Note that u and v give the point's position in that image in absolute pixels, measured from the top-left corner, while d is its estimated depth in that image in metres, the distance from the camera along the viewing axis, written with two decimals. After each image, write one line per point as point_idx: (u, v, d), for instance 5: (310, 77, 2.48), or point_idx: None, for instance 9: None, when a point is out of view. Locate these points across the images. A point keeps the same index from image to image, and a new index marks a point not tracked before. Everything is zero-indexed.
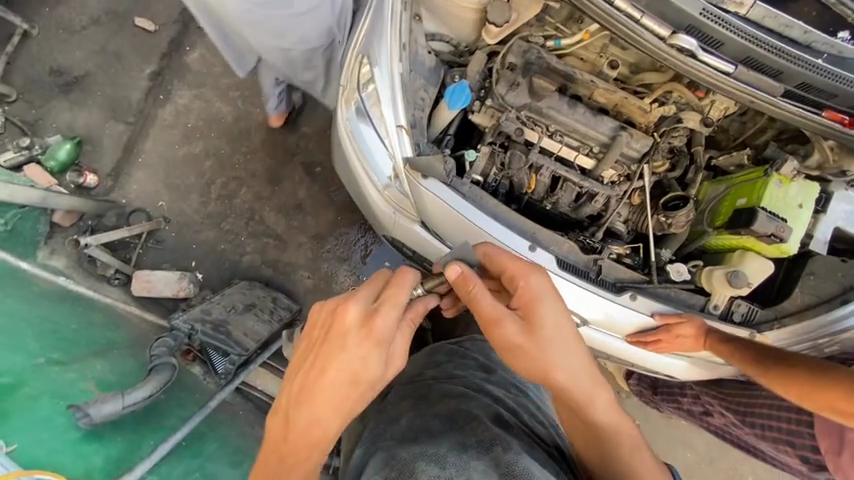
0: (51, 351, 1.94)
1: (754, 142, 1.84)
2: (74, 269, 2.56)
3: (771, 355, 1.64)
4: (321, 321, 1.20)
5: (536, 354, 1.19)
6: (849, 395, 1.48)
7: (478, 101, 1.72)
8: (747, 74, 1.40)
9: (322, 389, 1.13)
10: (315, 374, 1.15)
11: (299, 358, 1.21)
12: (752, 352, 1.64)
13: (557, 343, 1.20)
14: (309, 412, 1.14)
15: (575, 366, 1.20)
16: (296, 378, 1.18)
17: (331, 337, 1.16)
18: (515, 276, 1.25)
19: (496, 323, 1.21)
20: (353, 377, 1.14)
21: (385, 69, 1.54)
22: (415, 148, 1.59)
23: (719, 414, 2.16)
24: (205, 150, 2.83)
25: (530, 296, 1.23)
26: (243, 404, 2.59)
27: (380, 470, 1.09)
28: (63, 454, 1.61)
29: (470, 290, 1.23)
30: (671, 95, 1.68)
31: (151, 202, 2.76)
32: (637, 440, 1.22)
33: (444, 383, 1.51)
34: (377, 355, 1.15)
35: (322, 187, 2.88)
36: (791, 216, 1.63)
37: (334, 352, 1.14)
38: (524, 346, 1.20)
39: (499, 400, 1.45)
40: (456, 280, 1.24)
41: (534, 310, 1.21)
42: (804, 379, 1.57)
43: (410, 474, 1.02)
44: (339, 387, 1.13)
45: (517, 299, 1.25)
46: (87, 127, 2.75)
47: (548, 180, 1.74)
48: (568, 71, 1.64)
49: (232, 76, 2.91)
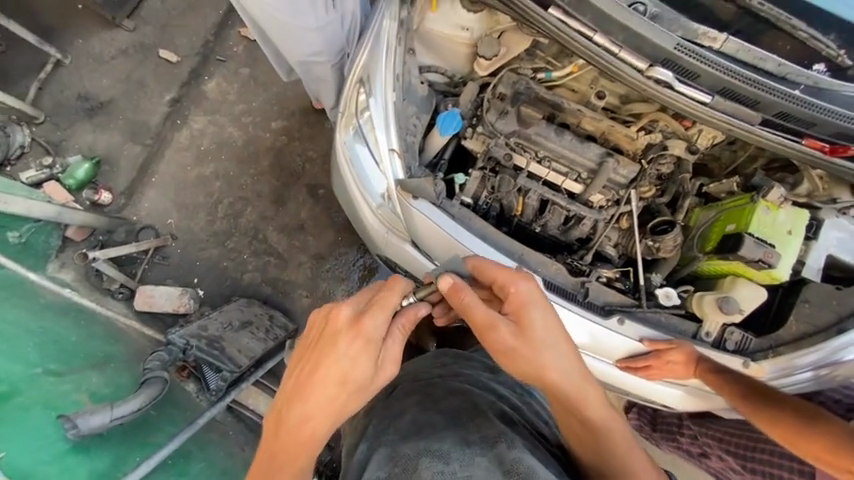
0: (50, 362, 1.99)
1: (743, 170, 1.88)
2: (81, 283, 2.62)
3: (760, 394, 1.56)
4: (317, 323, 1.20)
5: (532, 358, 1.17)
6: (838, 447, 1.37)
7: (470, 128, 1.81)
8: (723, 104, 1.48)
9: (315, 388, 1.11)
10: (307, 374, 1.14)
11: (294, 359, 1.20)
12: (737, 385, 1.59)
13: (550, 346, 1.19)
14: (301, 412, 1.11)
15: (573, 370, 1.18)
16: (289, 378, 1.16)
17: (325, 337, 1.16)
18: (505, 282, 1.26)
19: (490, 327, 1.21)
20: (344, 377, 1.12)
21: (379, 99, 1.64)
22: (407, 171, 1.65)
23: (717, 457, 2.08)
24: (215, 172, 2.95)
25: (519, 300, 1.23)
26: (234, 424, 2.53)
27: (384, 463, 1.04)
28: (48, 465, 1.63)
29: (463, 298, 1.24)
30: (657, 124, 1.74)
31: (160, 219, 2.86)
32: (638, 447, 1.20)
33: (448, 376, 1.44)
34: (369, 356, 1.15)
35: (324, 209, 2.95)
36: (780, 241, 1.67)
37: (327, 353, 1.13)
38: (519, 349, 1.18)
39: (502, 396, 1.38)
40: (448, 290, 1.26)
41: (528, 315, 1.21)
42: (791, 421, 1.48)
43: (414, 471, 1.00)
44: (331, 386, 1.12)
45: (508, 304, 1.24)
46: (107, 148, 2.92)
47: (537, 203, 1.79)
48: (556, 101, 1.72)
49: (245, 103, 3.06)
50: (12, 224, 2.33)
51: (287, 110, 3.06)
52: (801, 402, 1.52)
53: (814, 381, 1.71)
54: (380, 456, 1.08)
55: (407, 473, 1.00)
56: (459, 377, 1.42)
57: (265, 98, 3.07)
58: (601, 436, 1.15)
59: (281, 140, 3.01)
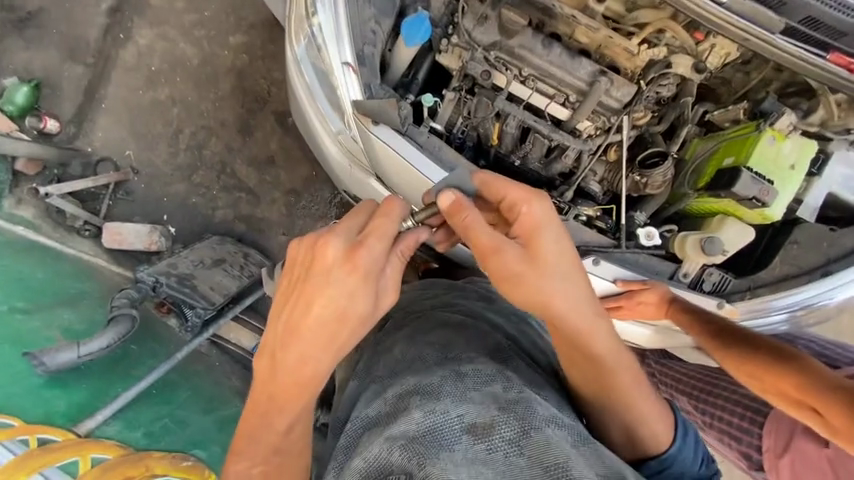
0: (16, 299, 1.87)
1: (755, 95, 1.64)
2: (43, 219, 2.40)
3: (731, 336, 1.59)
4: (302, 256, 1.00)
5: (540, 285, 1.04)
6: (794, 380, 1.43)
7: (445, 39, 1.53)
8: (742, 3, 1.22)
9: (306, 327, 0.96)
10: (297, 313, 0.97)
11: (280, 298, 1.03)
12: (710, 328, 1.61)
13: (559, 274, 1.05)
14: (296, 353, 0.97)
15: (582, 299, 1.07)
16: (278, 318, 1.00)
17: (313, 272, 0.97)
18: (516, 202, 1.09)
19: (494, 252, 1.05)
20: (339, 314, 0.96)
21: (328, 2, 1.39)
22: (366, 90, 1.42)
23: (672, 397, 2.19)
24: (171, 96, 2.60)
25: (530, 223, 1.07)
26: (219, 357, 2.52)
27: (373, 402, 1.00)
28: (22, 398, 1.63)
29: (465, 218, 1.07)
30: (664, 36, 1.47)
31: (118, 151, 2.57)
32: (636, 373, 1.15)
33: (441, 306, 1.33)
34: (367, 290, 0.97)
35: (296, 140, 2.65)
36: (779, 177, 1.52)
37: (317, 288, 0.96)
38: (525, 277, 1.03)
39: (501, 324, 1.27)
40: (449, 208, 1.09)
41: (539, 239, 1.06)
42: (755, 362, 1.53)
43: (404, 410, 0.92)
44: (324, 325, 0.96)
45: (517, 227, 1.08)
46: (45, 68, 2.53)
47: (516, 131, 1.59)
48: (547, 4, 1.44)
49: (195, 13, 2.61)
50: None
51: (246, 22, 2.62)
52: (772, 344, 1.54)
53: (788, 325, 1.68)
54: (368, 394, 1.06)
55: (398, 410, 0.93)
56: (452, 307, 1.32)
57: (219, 5, 2.61)
58: (602, 363, 1.10)
59: (242, 59, 2.62)
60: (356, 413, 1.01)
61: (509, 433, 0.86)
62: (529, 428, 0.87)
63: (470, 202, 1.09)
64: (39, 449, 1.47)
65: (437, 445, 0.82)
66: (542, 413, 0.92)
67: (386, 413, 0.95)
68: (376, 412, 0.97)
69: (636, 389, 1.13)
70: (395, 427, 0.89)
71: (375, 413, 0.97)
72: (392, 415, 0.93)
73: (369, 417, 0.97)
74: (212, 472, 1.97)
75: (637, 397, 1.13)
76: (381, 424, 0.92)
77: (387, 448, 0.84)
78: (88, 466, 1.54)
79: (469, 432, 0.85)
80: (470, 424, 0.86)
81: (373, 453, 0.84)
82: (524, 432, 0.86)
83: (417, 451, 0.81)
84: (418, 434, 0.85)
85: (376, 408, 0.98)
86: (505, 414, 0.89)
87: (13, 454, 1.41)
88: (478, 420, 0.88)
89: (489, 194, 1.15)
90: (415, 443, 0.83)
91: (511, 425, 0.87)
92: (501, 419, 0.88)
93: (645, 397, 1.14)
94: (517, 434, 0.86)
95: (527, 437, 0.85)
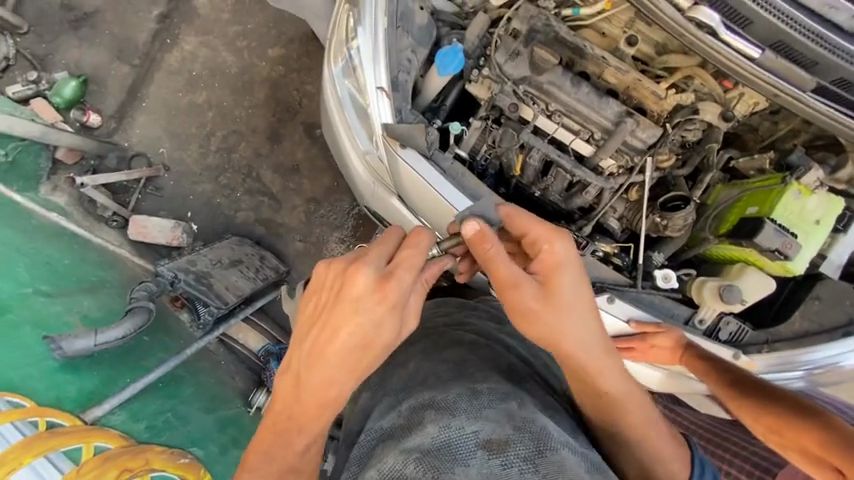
0: (41, 283, 1.94)
1: (782, 145, 1.65)
2: (75, 207, 2.49)
3: (748, 388, 1.55)
4: (331, 281, 1.03)
5: (554, 323, 1.04)
6: (815, 440, 1.48)
7: (476, 70, 1.59)
8: (773, 61, 1.24)
9: (332, 352, 0.98)
10: (324, 338, 0.99)
11: (306, 320, 1.05)
12: (728, 377, 1.56)
13: (575, 313, 1.06)
14: (319, 376, 0.98)
15: (597, 339, 1.06)
16: (303, 341, 1.02)
17: (342, 299, 0.99)
18: (536, 239, 1.10)
19: (511, 287, 1.05)
20: (364, 340, 0.98)
21: (368, 28, 1.45)
22: (397, 114, 1.48)
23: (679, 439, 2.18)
24: (207, 100, 2.70)
25: (551, 260, 1.08)
26: (225, 356, 2.56)
27: (387, 415, 1.01)
28: (37, 380, 1.66)
29: (487, 249, 1.07)
30: (692, 82, 1.50)
31: (152, 148, 2.65)
32: (654, 417, 1.12)
33: (454, 324, 1.31)
34: (393, 319, 0.99)
35: (321, 151, 2.72)
36: (803, 231, 1.51)
37: (345, 314, 0.98)
38: (540, 314, 1.04)
39: (514, 347, 1.24)
40: (472, 238, 1.08)
41: (556, 277, 1.06)
42: (776, 417, 1.52)
43: (419, 424, 0.93)
44: (350, 350, 0.98)
45: (536, 264, 1.09)
46: (94, 66, 2.65)
47: (538, 163, 1.62)
48: (578, 45, 1.48)
49: (239, 25, 2.74)
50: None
51: (285, 36, 2.74)
52: (782, 393, 1.55)
53: (804, 382, 1.64)
54: (382, 405, 1.06)
55: (412, 424, 0.94)
56: (464, 325, 1.30)
57: (261, 18, 2.75)
58: (614, 407, 1.06)
59: (279, 71, 2.72)
60: (370, 425, 1.01)
61: (524, 452, 0.86)
62: (544, 448, 0.87)
63: (492, 236, 1.09)
64: (47, 432, 1.51)
65: (452, 460, 0.84)
66: (556, 436, 0.92)
67: (400, 426, 0.95)
68: (391, 424, 0.98)
69: (654, 436, 1.08)
70: (409, 440, 0.90)
71: (390, 425, 0.98)
72: (406, 428, 0.94)
73: (384, 429, 0.97)
74: (208, 472, 1.98)
75: (654, 443, 1.08)
76: (396, 437, 0.93)
77: (403, 460, 0.85)
78: (91, 454, 1.57)
79: (484, 448, 0.86)
80: (485, 441, 0.87)
81: (388, 466, 0.85)
82: (539, 452, 0.86)
83: (432, 466, 0.83)
84: (433, 447, 0.86)
85: (391, 419, 0.99)
86: (520, 433, 0.89)
87: (23, 435, 1.45)
88: (493, 437, 0.88)
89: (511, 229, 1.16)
90: (430, 457, 0.84)
91: (526, 443, 0.87)
92: (516, 437, 0.88)
93: (663, 446, 1.08)
94: (532, 452, 0.86)
95: (542, 456, 0.85)
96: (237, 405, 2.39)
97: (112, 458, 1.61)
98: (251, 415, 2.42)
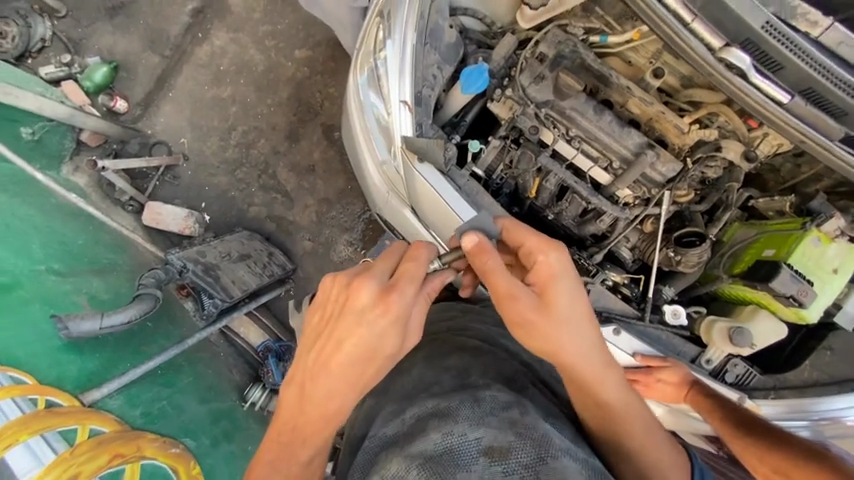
0: (54, 261, 1.98)
1: (804, 189, 1.62)
2: (94, 189, 2.53)
3: (752, 427, 1.42)
4: (334, 295, 1.03)
5: (552, 335, 1.02)
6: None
7: (499, 89, 1.59)
8: (802, 108, 1.23)
9: (337, 364, 0.98)
10: (329, 350, 1.00)
11: (311, 334, 1.05)
12: (731, 414, 1.46)
13: (572, 326, 1.04)
14: (323, 388, 0.98)
15: (594, 351, 1.05)
16: (308, 354, 1.03)
17: (346, 312, 1.00)
18: (532, 249, 1.09)
19: (508, 297, 1.04)
20: (368, 351, 0.98)
21: (397, 40, 1.47)
22: (417, 128, 1.49)
23: None
24: (232, 95, 2.74)
25: (547, 271, 1.06)
26: (226, 348, 2.55)
27: (392, 421, 1.00)
28: (40, 357, 1.67)
29: (485, 260, 1.07)
30: (717, 119, 1.48)
31: (174, 137, 2.70)
32: (657, 431, 1.09)
33: (457, 329, 1.32)
34: (398, 331, 0.99)
35: (338, 154, 2.73)
36: (819, 279, 1.48)
37: (347, 326, 0.99)
38: (537, 324, 1.03)
39: (517, 352, 1.24)
40: (472, 249, 1.09)
41: (553, 288, 1.05)
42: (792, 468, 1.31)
43: (423, 431, 0.92)
44: (354, 361, 0.98)
45: (532, 275, 1.07)
46: (126, 53, 2.72)
47: (555, 188, 1.62)
48: (604, 73, 1.49)
49: (269, 24, 2.79)
50: (25, 120, 2.30)
51: (313, 39, 2.79)
52: (792, 437, 1.38)
53: (810, 431, 1.56)
54: (386, 412, 1.05)
55: (416, 431, 0.93)
56: (468, 330, 1.30)
57: (291, 20, 2.80)
58: (614, 420, 1.03)
59: (304, 72, 2.76)
60: (374, 431, 1.01)
61: (526, 458, 0.85)
62: (545, 455, 0.86)
63: (491, 246, 1.10)
64: (45, 410, 1.53)
65: (454, 465, 0.83)
66: (557, 443, 0.90)
67: (403, 434, 0.95)
68: (394, 432, 0.97)
69: (656, 449, 1.05)
70: (413, 446, 0.89)
71: (393, 433, 0.97)
72: (410, 435, 0.93)
73: (387, 436, 0.97)
74: (197, 464, 1.97)
75: (658, 458, 1.04)
76: (400, 444, 0.92)
77: (407, 466, 0.85)
78: (86, 436, 1.58)
79: (485, 454, 0.85)
80: (487, 447, 0.86)
81: (391, 472, 0.85)
82: (540, 458, 0.85)
83: (435, 472, 0.82)
84: (436, 454, 0.86)
85: (395, 427, 0.98)
86: (522, 440, 0.88)
87: (23, 412, 1.47)
88: (495, 444, 0.87)
89: (510, 241, 1.16)
90: (432, 464, 0.84)
91: (527, 450, 0.86)
92: (518, 444, 0.86)
93: (667, 461, 1.05)
94: (533, 460, 0.85)
95: (543, 464, 0.84)
96: (231, 398, 2.39)
97: (106, 441, 1.62)
98: (245, 411, 2.41)
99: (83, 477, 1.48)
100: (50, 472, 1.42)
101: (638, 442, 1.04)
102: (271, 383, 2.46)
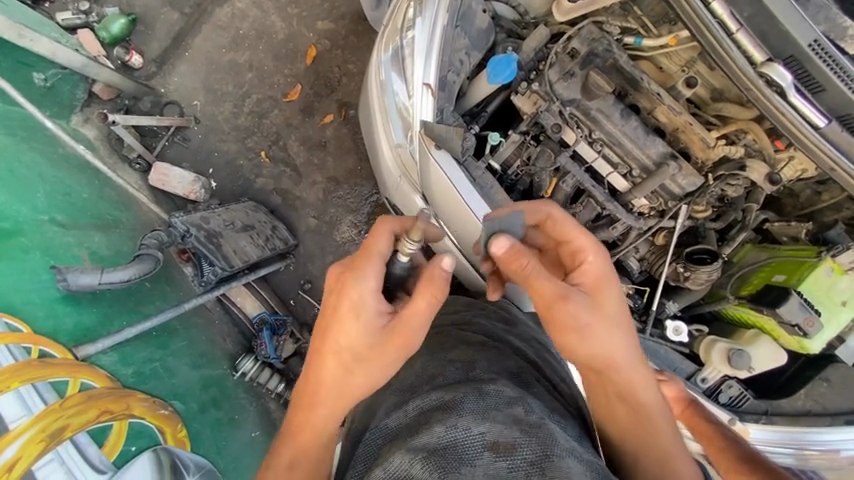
0: (57, 212, 1.95)
1: (821, 218, 1.60)
2: (102, 142, 2.45)
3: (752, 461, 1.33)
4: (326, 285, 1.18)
5: (603, 337, 1.01)
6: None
7: (525, 83, 1.54)
8: (839, 134, 1.19)
9: (319, 341, 1.08)
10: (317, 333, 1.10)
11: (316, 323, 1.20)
12: (734, 445, 1.38)
13: (618, 327, 1.03)
14: (317, 369, 1.07)
15: (637, 356, 1.06)
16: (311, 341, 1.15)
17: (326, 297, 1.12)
18: (580, 248, 1.08)
19: (560, 299, 1.00)
20: (341, 331, 1.05)
21: (427, 21, 1.43)
22: (438, 113, 1.45)
23: None
24: (249, 61, 2.68)
25: (592, 273, 1.06)
26: (221, 315, 2.50)
27: (394, 413, 1.00)
28: (36, 307, 1.66)
29: (523, 265, 1.02)
30: (745, 136, 1.45)
31: (187, 99, 2.64)
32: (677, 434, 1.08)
33: (460, 324, 1.32)
34: (356, 320, 1.04)
35: (351, 132, 2.67)
36: (828, 311, 1.47)
37: (325, 311, 1.09)
38: (592, 328, 1.01)
39: (522, 349, 1.24)
40: (504, 256, 1.04)
41: (602, 290, 1.05)
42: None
43: (425, 424, 0.91)
44: (331, 339, 1.06)
45: (578, 275, 1.07)
46: (145, 7, 2.64)
47: (570, 190, 1.59)
48: (635, 76, 1.44)
49: None
50: (39, 65, 2.27)
51: (337, 11, 2.71)
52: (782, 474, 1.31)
53: (793, 459, 1.59)
54: (388, 404, 1.05)
55: (418, 424, 0.93)
56: (472, 325, 1.30)
57: None
58: (645, 420, 1.02)
59: (324, 44, 2.70)
60: (376, 423, 1.01)
61: (530, 455, 0.82)
62: (550, 453, 0.83)
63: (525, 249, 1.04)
64: (38, 361, 1.55)
65: (458, 460, 0.82)
66: (562, 444, 0.87)
67: (406, 427, 0.94)
68: (397, 424, 0.96)
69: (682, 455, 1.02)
70: (416, 439, 0.88)
71: (395, 426, 0.96)
72: (413, 428, 0.92)
73: (390, 428, 0.97)
74: (184, 427, 2.01)
75: (682, 459, 1.00)
76: (403, 436, 0.92)
77: (411, 459, 0.83)
78: (76, 389, 1.61)
79: (490, 449, 0.83)
80: (491, 442, 0.84)
81: (394, 465, 0.83)
82: (545, 456, 0.82)
83: (439, 465, 0.81)
84: (439, 447, 0.84)
85: (397, 419, 0.98)
86: (527, 437, 0.85)
87: (15, 360, 1.48)
88: (500, 439, 0.85)
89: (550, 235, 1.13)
90: (436, 456, 0.82)
91: (532, 447, 0.83)
92: (523, 441, 0.84)
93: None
94: (538, 457, 0.81)
95: (550, 461, 0.81)
96: (223, 366, 2.37)
97: (95, 397, 1.67)
98: (235, 380, 2.40)
99: (70, 430, 1.54)
100: (38, 421, 1.46)
101: (669, 449, 1.01)
102: (263, 355, 2.43)
